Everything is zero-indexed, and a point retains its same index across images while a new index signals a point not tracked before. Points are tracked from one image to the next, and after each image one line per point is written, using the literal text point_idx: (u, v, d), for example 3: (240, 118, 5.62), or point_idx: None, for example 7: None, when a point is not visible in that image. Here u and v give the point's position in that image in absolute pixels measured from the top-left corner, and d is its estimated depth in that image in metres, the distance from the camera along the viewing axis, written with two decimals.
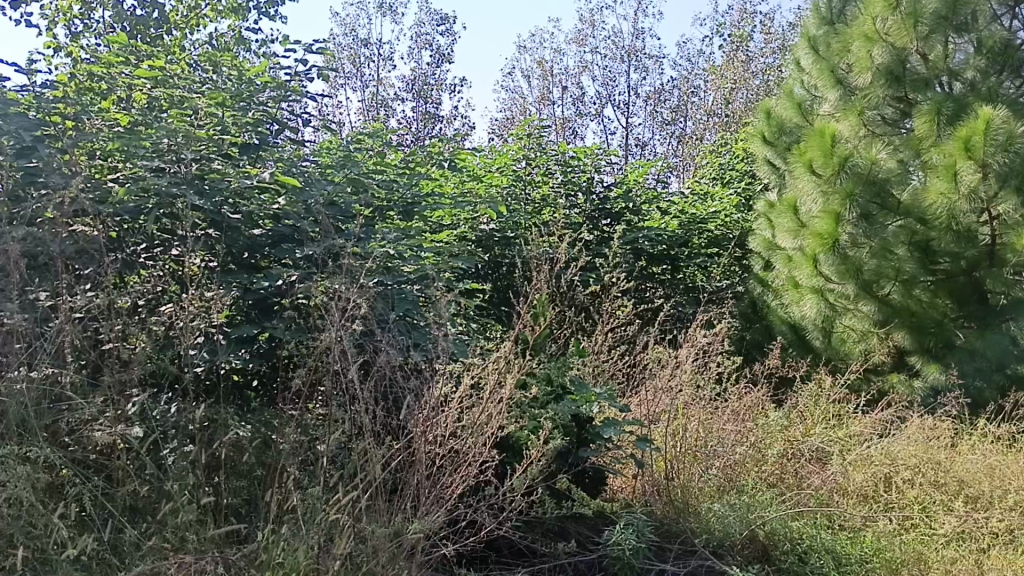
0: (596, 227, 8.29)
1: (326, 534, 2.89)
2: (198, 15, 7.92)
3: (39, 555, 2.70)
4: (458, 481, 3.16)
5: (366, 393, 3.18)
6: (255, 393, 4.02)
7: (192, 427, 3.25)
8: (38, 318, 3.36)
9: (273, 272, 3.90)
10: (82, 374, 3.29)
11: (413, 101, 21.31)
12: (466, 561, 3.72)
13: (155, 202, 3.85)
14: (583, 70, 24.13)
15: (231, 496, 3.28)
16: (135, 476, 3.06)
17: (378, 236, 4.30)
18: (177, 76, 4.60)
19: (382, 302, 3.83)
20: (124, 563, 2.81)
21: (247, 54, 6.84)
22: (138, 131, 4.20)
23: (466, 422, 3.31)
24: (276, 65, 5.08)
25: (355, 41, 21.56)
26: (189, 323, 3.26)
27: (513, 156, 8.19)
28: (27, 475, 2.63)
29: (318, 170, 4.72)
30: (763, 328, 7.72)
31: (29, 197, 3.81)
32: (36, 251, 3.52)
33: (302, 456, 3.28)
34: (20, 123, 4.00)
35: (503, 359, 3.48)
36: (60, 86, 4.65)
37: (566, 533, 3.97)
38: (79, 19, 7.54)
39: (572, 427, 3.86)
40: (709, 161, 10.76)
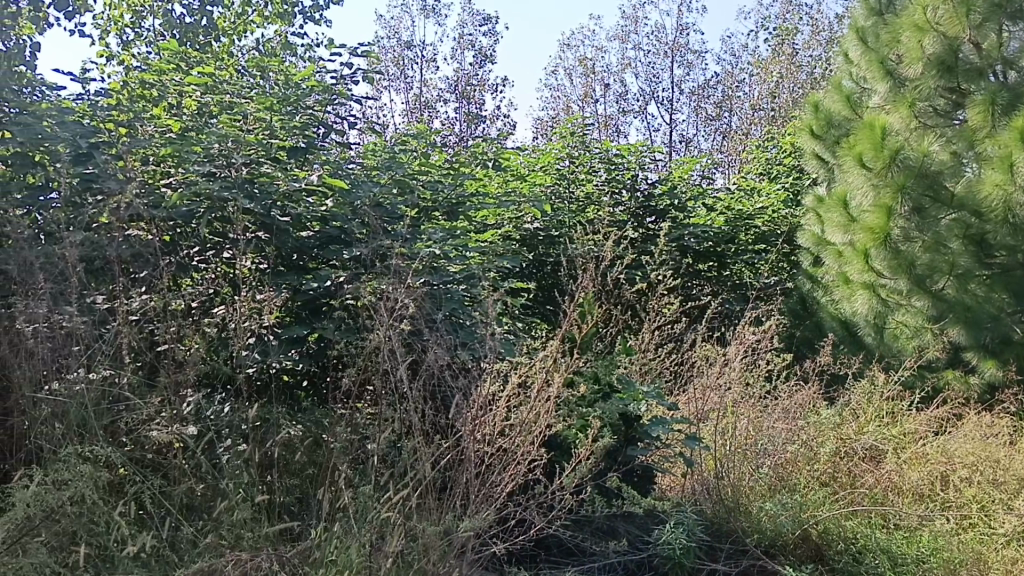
0: (641, 224, 8.25)
1: (378, 532, 2.92)
2: (245, 21, 8.03)
3: (99, 553, 2.74)
4: (507, 479, 3.17)
5: (415, 393, 3.20)
6: (305, 392, 4.08)
7: (245, 427, 3.30)
8: (97, 321, 3.46)
9: (323, 273, 3.96)
10: (138, 374, 3.36)
11: (456, 102, 21.37)
12: (515, 560, 3.72)
13: (207, 205, 3.93)
14: (626, 66, 24.00)
15: (284, 494, 3.33)
16: (192, 474, 3.12)
17: (425, 236, 4.34)
18: (226, 82, 4.68)
19: (430, 302, 3.86)
20: (182, 560, 2.84)
21: (294, 58, 6.92)
22: (189, 137, 4.28)
23: (515, 420, 3.32)
24: (322, 68, 5.12)
25: (398, 43, 21.68)
26: (241, 325, 3.32)
27: (556, 155, 8.17)
28: (90, 474, 2.74)
29: (364, 172, 4.76)
30: (813, 325, 7.58)
31: (85, 203, 3.92)
32: (93, 256, 3.61)
33: (353, 455, 3.32)
34: (77, 130, 4.13)
35: (551, 357, 3.48)
36: (114, 95, 4.76)
37: (616, 531, 3.94)
38: (132, 28, 7.68)
39: (620, 425, 3.84)
40: (755, 156, 10.64)
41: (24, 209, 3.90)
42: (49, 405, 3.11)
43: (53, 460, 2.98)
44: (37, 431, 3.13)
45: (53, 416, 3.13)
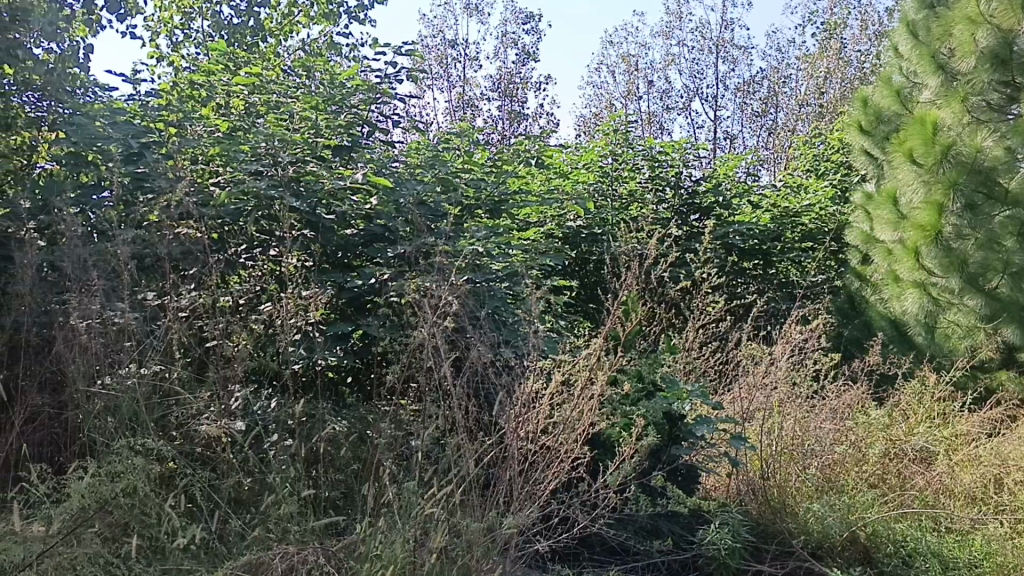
0: (685, 222, 8.20)
1: (422, 528, 2.94)
2: (291, 22, 8.12)
3: (150, 544, 2.80)
4: (550, 476, 3.17)
5: (458, 390, 3.22)
6: (350, 388, 4.12)
7: (291, 422, 3.34)
8: (148, 317, 3.53)
9: (367, 271, 4.00)
10: (188, 369, 3.42)
11: (499, 100, 21.38)
12: (559, 558, 3.74)
13: (255, 203, 4.00)
14: (669, 63, 23.83)
15: (330, 489, 3.37)
16: (239, 469, 3.17)
17: (468, 234, 4.35)
18: (272, 82, 4.74)
19: (473, 299, 3.87)
20: (230, 552, 2.90)
21: (339, 58, 6.98)
22: (237, 137, 4.35)
23: (558, 418, 3.31)
24: (367, 67, 5.16)
25: (441, 42, 21.77)
26: (287, 321, 3.37)
27: (599, 152, 8.14)
28: (143, 466, 2.80)
29: (407, 170, 4.79)
30: (862, 324, 7.39)
31: (137, 201, 4.01)
32: (144, 253, 3.69)
33: (397, 451, 3.35)
34: (128, 131, 4.26)
35: (594, 356, 3.46)
36: (164, 95, 4.87)
37: (659, 531, 3.86)
38: (181, 30, 7.80)
39: (664, 424, 3.81)
40: (802, 152, 10.49)
41: (79, 208, 3.98)
42: (102, 399, 3.19)
43: (106, 453, 3.06)
44: (91, 424, 3.22)
45: (106, 410, 3.21)
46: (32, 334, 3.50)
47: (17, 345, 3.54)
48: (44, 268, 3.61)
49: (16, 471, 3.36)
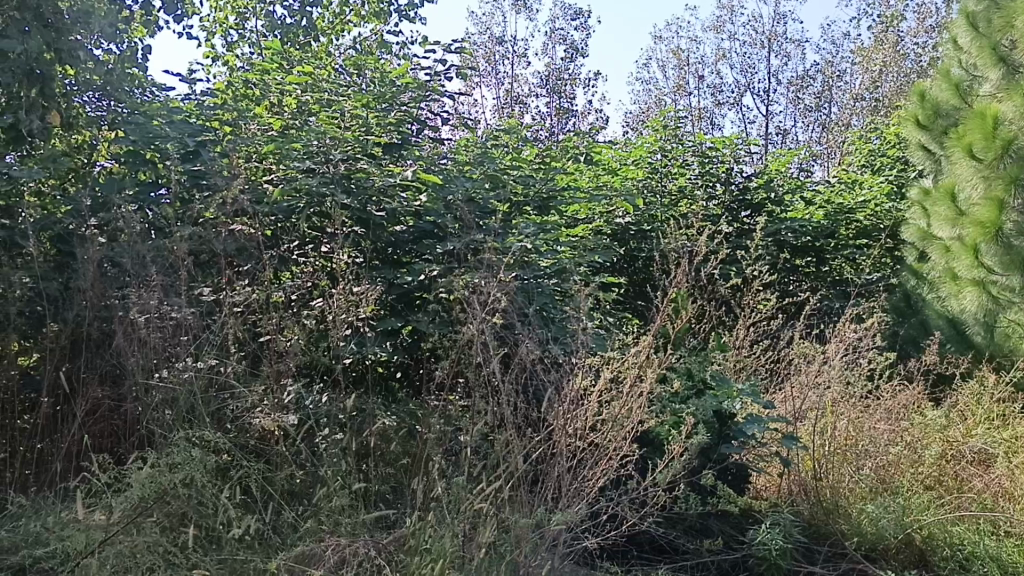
0: (735, 218, 8.11)
1: (470, 522, 2.96)
2: (343, 21, 8.20)
3: (207, 534, 2.87)
4: (599, 473, 3.15)
5: (507, 386, 3.22)
6: (399, 383, 4.16)
7: (342, 416, 3.38)
8: (204, 312, 3.61)
9: (416, 267, 4.04)
10: (242, 363, 3.49)
11: (547, 97, 21.36)
12: (608, 556, 3.74)
13: (306, 200, 4.06)
14: (720, 57, 23.58)
15: (380, 483, 3.40)
16: (292, 461, 3.22)
17: (517, 230, 4.36)
18: (324, 80, 4.79)
19: (521, 296, 3.88)
20: (283, 543, 2.95)
21: (389, 56, 7.03)
22: (289, 135, 4.41)
23: (607, 415, 3.29)
24: (417, 65, 5.18)
25: (490, 38, 21.80)
26: (339, 317, 3.41)
27: (648, 149, 8.08)
28: (200, 458, 2.87)
29: (456, 167, 4.82)
30: (918, 323, 7.22)
31: (194, 199, 4.10)
32: (201, 249, 3.77)
33: (446, 446, 3.38)
34: (185, 130, 4.35)
35: (643, 353, 3.43)
36: (219, 94, 4.96)
37: (709, 530, 3.89)
38: (236, 30, 7.93)
39: (714, 423, 3.80)
40: (857, 147, 10.29)
41: (138, 205, 4.07)
42: (160, 392, 3.28)
43: (164, 444, 3.14)
44: (150, 416, 3.30)
45: (164, 403, 3.29)
46: (93, 327, 3.61)
47: (80, 338, 3.66)
48: (104, 264, 3.71)
49: (78, 461, 3.46)
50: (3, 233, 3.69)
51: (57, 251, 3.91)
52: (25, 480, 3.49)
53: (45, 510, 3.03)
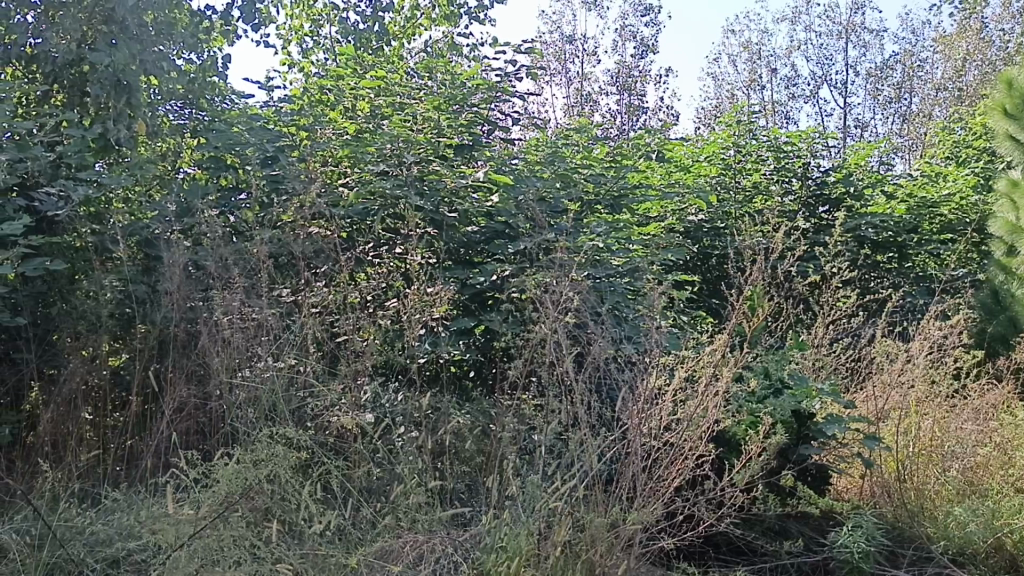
0: (813, 214, 7.91)
1: (546, 521, 2.97)
2: (414, 25, 8.32)
3: (290, 529, 2.95)
4: (675, 474, 3.13)
5: (580, 385, 3.22)
6: (473, 382, 4.19)
7: (418, 415, 3.42)
8: (284, 312, 3.70)
9: (488, 268, 4.09)
10: (321, 362, 3.56)
11: (618, 95, 21.25)
12: (684, 556, 3.71)
13: (381, 203, 4.15)
14: (795, 49, 23.13)
15: (455, 481, 3.43)
16: (369, 459, 3.28)
17: (588, 230, 4.35)
18: (397, 84, 4.85)
19: (594, 295, 3.87)
20: (362, 538, 3.01)
21: (460, 58, 7.09)
22: (364, 138, 4.48)
23: (682, 414, 3.25)
24: (488, 66, 5.21)
25: (559, 37, 21.79)
26: (413, 317, 3.46)
27: (721, 144, 7.97)
28: (284, 454, 2.96)
29: (527, 167, 4.83)
30: (1008, 320, 6.93)
31: (273, 203, 4.21)
32: (280, 252, 3.87)
33: (520, 445, 3.39)
34: (265, 136, 4.49)
35: (719, 351, 3.39)
36: (296, 100, 5.09)
37: (788, 532, 3.83)
38: (311, 37, 8.10)
39: (792, 422, 3.74)
40: (941, 139, 9.97)
41: (219, 210, 4.21)
42: (244, 390, 3.38)
43: (248, 441, 3.23)
44: (234, 414, 3.40)
45: (247, 401, 3.39)
46: (180, 328, 3.74)
47: (168, 338, 3.79)
48: (189, 267, 3.85)
49: (166, 457, 3.58)
50: (94, 238, 3.86)
51: (144, 255, 4.04)
52: (116, 475, 3.62)
53: (137, 504, 3.15)
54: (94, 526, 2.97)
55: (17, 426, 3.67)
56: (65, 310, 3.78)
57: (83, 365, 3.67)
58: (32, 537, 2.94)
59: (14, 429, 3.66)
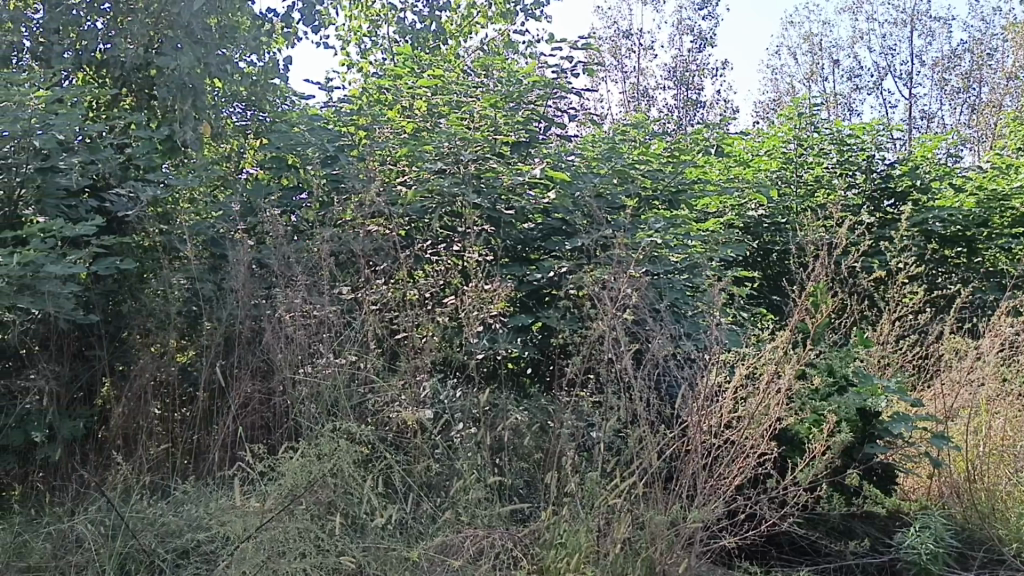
0: (878, 208, 7.73)
1: (606, 518, 2.97)
2: (471, 23, 8.36)
3: (352, 522, 3.00)
4: (735, 472, 3.10)
5: (639, 381, 3.20)
6: (531, 379, 4.20)
7: (476, 411, 3.45)
8: (344, 309, 3.75)
9: (545, 265, 4.12)
10: (381, 359, 3.60)
11: (675, 89, 21.05)
12: (746, 555, 3.67)
13: (438, 201, 4.18)
14: (857, 40, 22.63)
15: (514, 477, 3.44)
16: (429, 454, 3.30)
17: (646, 226, 4.32)
18: (454, 82, 4.87)
19: (653, 291, 3.84)
20: (423, 532, 3.07)
21: (516, 55, 7.10)
22: (421, 137, 4.52)
23: (743, 412, 3.21)
24: (544, 63, 5.20)
25: (615, 32, 21.66)
26: (472, 313, 3.46)
27: (782, 138, 7.86)
28: (347, 448, 3.01)
29: (584, 163, 4.81)
30: None
31: (333, 202, 4.27)
32: (340, 250, 3.92)
33: (579, 442, 3.38)
34: (325, 136, 4.55)
35: (781, 348, 3.34)
36: (355, 100, 5.17)
37: (853, 532, 3.75)
38: (369, 37, 8.20)
39: (858, 420, 3.67)
40: (1013, 128, 9.65)
41: (281, 209, 4.29)
42: (307, 386, 3.45)
43: (311, 436, 3.29)
44: (297, 409, 3.47)
45: (309, 397, 3.45)
46: (244, 325, 3.81)
47: (233, 335, 3.88)
48: (253, 265, 3.93)
49: (233, 451, 3.65)
50: (162, 238, 3.97)
51: (210, 254, 4.14)
52: (183, 469, 3.69)
53: (206, 496, 3.23)
54: (164, 517, 3.05)
55: (90, 420, 3.78)
56: (135, 307, 3.89)
57: (152, 361, 3.77)
58: (104, 527, 3.03)
59: (87, 422, 3.77)
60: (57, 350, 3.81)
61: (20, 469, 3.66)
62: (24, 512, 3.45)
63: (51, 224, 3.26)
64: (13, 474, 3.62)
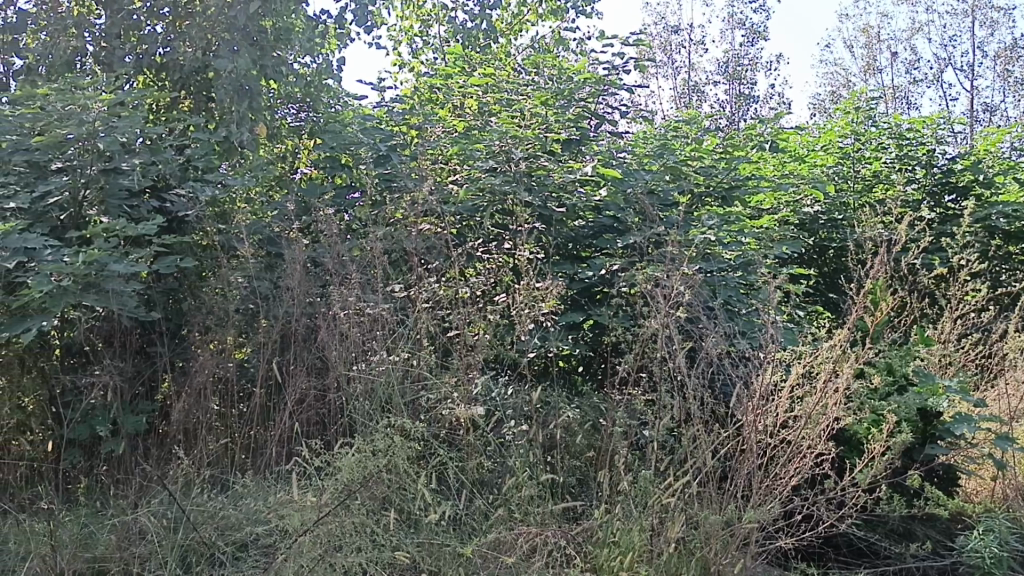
0: (938, 204, 7.57)
1: (659, 517, 2.96)
2: (521, 21, 8.38)
3: (406, 518, 3.03)
4: (792, 472, 3.05)
5: (693, 380, 3.18)
6: (582, 376, 4.20)
7: (528, 409, 3.46)
8: (398, 307, 3.77)
9: (597, 263, 4.12)
10: (434, 356, 3.63)
11: (727, 84, 20.81)
12: (802, 557, 3.61)
13: (490, 199, 4.19)
14: (916, 32, 22.11)
15: (567, 475, 3.44)
16: (481, 451, 3.31)
17: (699, 223, 4.28)
18: (505, 81, 4.88)
19: (706, 289, 3.81)
20: (476, 529, 3.09)
21: (567, 53, 7.10)
22: (472, 136, 4.53)
23: (799, 411, 3.16)
24: (596, 60, 5.18)
25: (666, 28, 21.48)
26: (523, 311, 3.47)
27: (839, 133, 7.67)
28: (401, 444, 3.04)
29: (636, 160, 4.77)
30: None
31: (385, 200, 4.32)
32: (393, 249, 3.96)
33: (631, 440, 3.37)
34: (377, 136, 4.62)
35: (838, 346, 3.28)
36: (406, 100, 5.22)
37: (913, 535, 3.64)
38: (420, 37, 8.26)
39: (918, 421, 3.61)
40: None
41: (335, 208, 4.35)
42: (361, 383, 3.49)
43: (365, 432, 3.33)
44: (351, 405, 3.51)
45: (364, 393, 3.49)
46: (300, 323, 3.87)
47: (289, 333, 3.93)
48: (309, 264, 4.00)
49: (289, 446, 3.71)
50: (220, 237, 4.06)
51: (266, 253, 4.22)
52: (242, 464, 3.76)
53: (264, 490, 3.30)
54: (225, 510, 3.13)
55: (152, 414, 3.87)
56: (195, 305, 3.99)
57: (212, 358, 3.80)
58: (166, 519, 3.11)
59: (149, 417, 3.87)
60: (121, 347, 3.92)
61: (86, 462, 3.77)
62: (89, 504, 3.55)
63: (114, 223, 3.36)
64: (79, 467, 3.73)
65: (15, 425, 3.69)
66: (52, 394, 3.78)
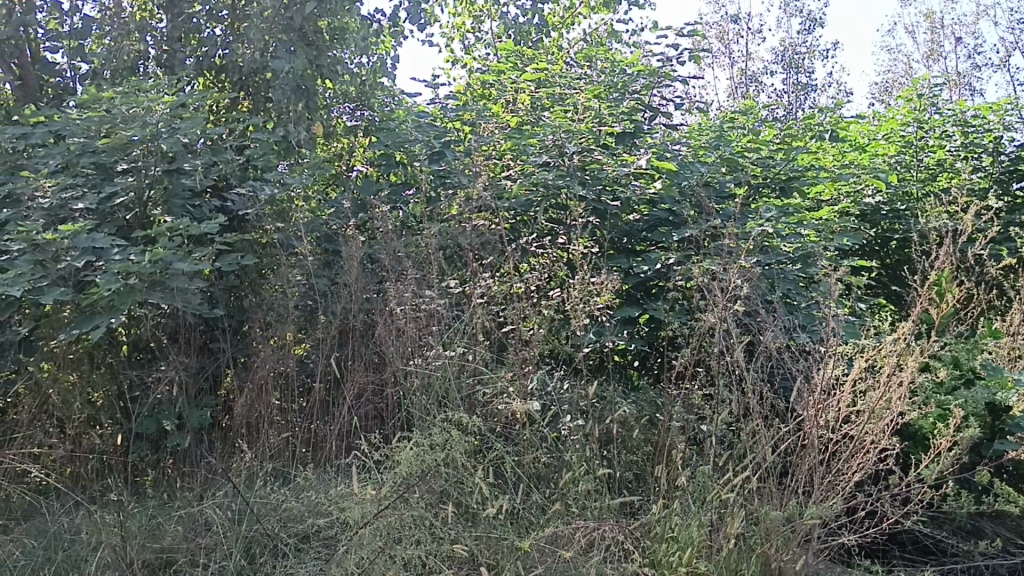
0: (1005, 192, 7.37)
1: (718, 513, 2.93)
2: (573, 14, 8.34)
3: (464, 512, 3.04)
4: (855, 468, 2.99)
5: (753, 374, 3.13)
6: (638, 372, 4.18)
7: (584, 403, 3.45)
8: (453, 302, 3.79)
9: (652, 257, 4.10)
10: (490, 351, 3.64)
11: (784, 73, 20.46)
12: (867, 554, 3.54)
13: (544, 194, 4.18)
14: (981, 16, 21.48)
15: (624, 469, 3.42)
16: (537, 447, 3.29)
17: (757, 215, 4.24)
18: (557, 76, 4.85)
19: (764, 282, 3.76)
20: (534, 523, 3.09)
21: (620, 45, 7.04)
22: (525, 130, 4.50)
23: (862, 406, 3.10)
24: (649, 52, 5.14)
25: (719, 17, 21.20)
26: (578, 306, 3.46)
27: (901, 121, 7.48)
28: (458, 438, 3.07)
29: (692, 153, 4.73)
30: None
31: (440, 197, 4.35)
32: (448, 245, 3.99)
33: (690, 435, 3.33)
34: (432, 133, 4.65)
35: (902, 339, 3.21)
36: (459, 96, 5.22)
37: (981, 532, 3.56)
38: (472, 33, 8.28)
39: (986, 415, 3.55)
40: None
41: (391, 205, 4.40)
42: (418, 377, 3.51)
43: (422, 426, 3.35)
44: (409, 400, 3.54)
45: (421, 388, 3.52)
46: (357, 319, 3.92)
47: (347, 329, 3.98)
48: (365, 261, 4.04)
49: (348, 441, 3.76)
50: (279, 235, 4.12)
51: (324, 250, 4.28)
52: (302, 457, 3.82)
53: (324, 483, 3.34)
54: (287, 503, 3.19)
55: (215, 408, 3.95)
56: (256, 302, 4.07)
57: (273, 354, 3.87)
58: (231, 511, 3.19)
59: (213, 412, 3.95)
60: (185, 344, 4.01)
61: (153, 455, 3.87)
62: (157, 496, 3.64)
63: (178, 223, 3.44)
64: (146, 461, 3.83)
65: (86, 419, 3.80)
66: (120, 389, 3.88)
